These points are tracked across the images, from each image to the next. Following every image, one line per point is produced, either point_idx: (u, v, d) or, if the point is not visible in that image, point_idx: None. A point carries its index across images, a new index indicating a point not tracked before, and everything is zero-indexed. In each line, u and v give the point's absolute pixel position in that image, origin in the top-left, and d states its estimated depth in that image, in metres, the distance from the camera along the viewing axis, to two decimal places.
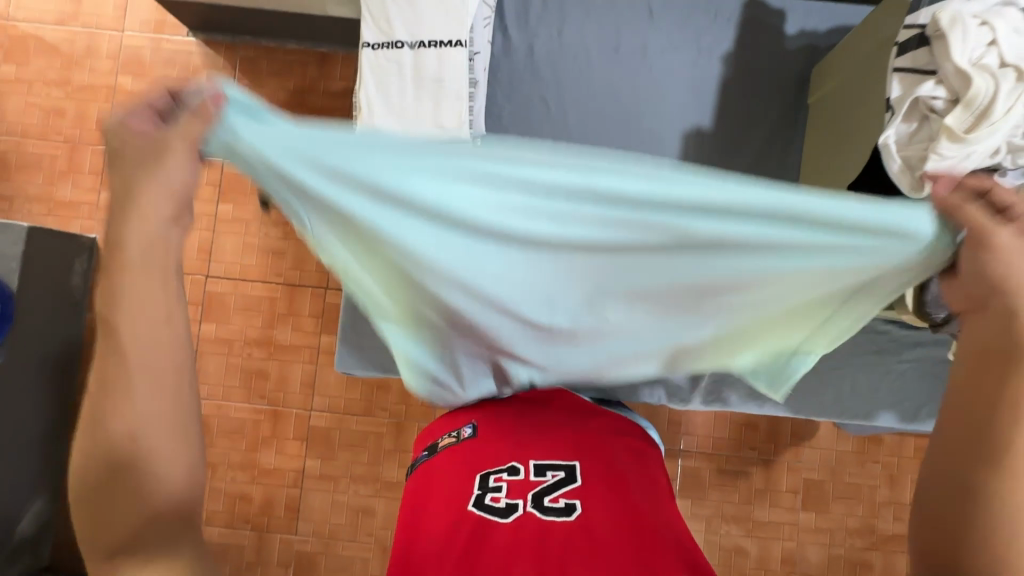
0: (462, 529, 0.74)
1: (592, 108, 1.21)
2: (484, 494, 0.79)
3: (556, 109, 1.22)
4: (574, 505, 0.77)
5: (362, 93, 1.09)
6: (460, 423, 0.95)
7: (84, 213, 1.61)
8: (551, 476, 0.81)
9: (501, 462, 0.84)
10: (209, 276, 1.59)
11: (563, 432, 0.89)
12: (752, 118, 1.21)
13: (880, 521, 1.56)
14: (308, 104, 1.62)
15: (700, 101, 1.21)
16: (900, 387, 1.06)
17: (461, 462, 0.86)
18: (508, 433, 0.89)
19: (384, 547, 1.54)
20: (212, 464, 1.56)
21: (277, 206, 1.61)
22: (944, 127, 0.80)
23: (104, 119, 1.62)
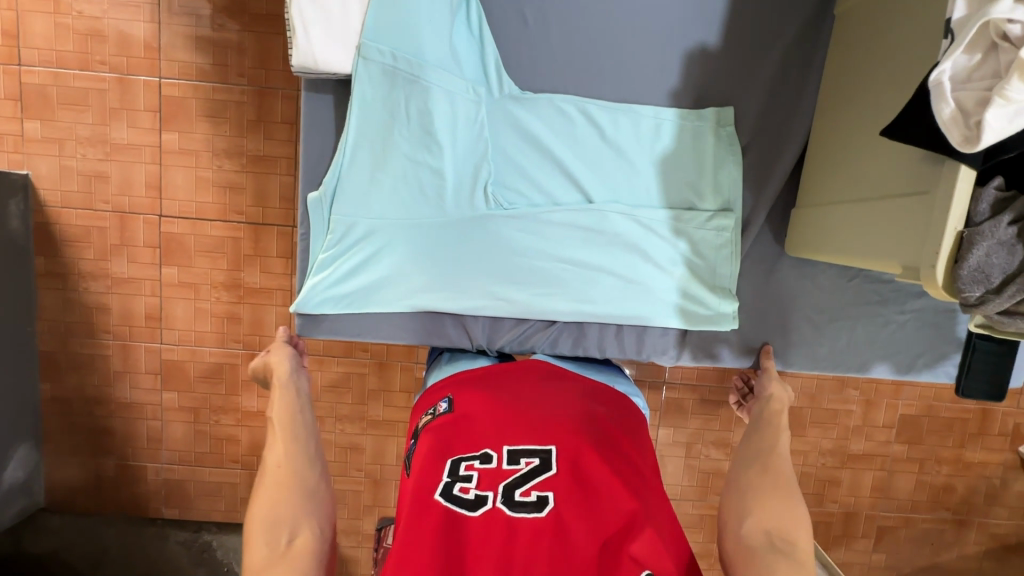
0: (428, 520, 0.73)
1: (577, 21, 0.96)
2: (453, 483, 0.77)
3: (536, 26, 0.97)
4: (545, 499, 0.75)
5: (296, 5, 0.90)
6: (437, 398, 0.93)
7: (9, 145, 1.43)
8: (524, 465, 0.79)
9: (474, 447, 0.81)
10: (163, 216, 1.46)
11: (539, 414, 0.86)
12: (772, 30, 0.98)
13: (852, 442, 1.62)
14: (250, 11, 1.39)
15: (707, 13, 0.97)
16: (898, 337, 1.07)
17: (433, 443, 0.83)
18: (483, 413, 0.86)
19: (375, 480, 1.58)
20: (193, 408, 1.54)
21: (228, 135, 1.44)
22: (1016, 63, 0.61)
23: (10, 31, 1.38)
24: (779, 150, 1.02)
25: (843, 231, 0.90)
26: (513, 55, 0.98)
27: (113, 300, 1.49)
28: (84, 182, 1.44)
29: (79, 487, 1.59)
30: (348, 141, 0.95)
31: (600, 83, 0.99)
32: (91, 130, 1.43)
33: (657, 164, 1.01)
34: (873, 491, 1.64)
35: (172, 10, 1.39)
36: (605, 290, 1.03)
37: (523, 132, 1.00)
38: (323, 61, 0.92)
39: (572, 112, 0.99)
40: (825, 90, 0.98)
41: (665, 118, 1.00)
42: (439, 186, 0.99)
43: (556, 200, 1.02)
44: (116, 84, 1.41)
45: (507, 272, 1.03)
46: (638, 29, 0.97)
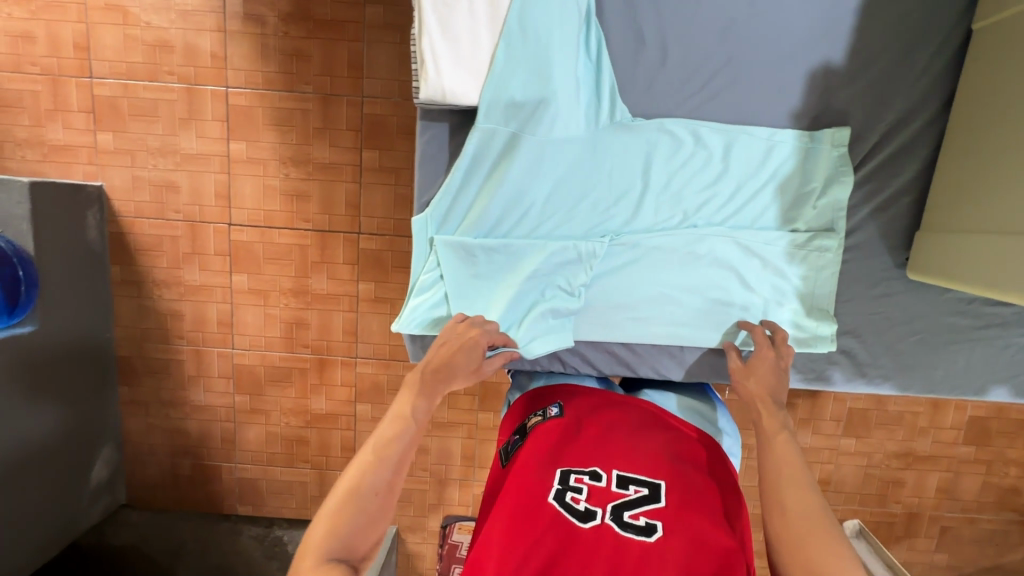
0: (538, 523, 0.78)
1: (696, 40, 0.95)
2: (565, 491, 0.82)
3: (655, 45, 0.96)
4: (654, 526, 0.77)
5: (425, 39, 0.91)
6: (546, 402, 0.99)
7: (83, 157, 1.45)
8: (633, 491, 0.81)
9: (584, 463, 0.85)
10: (232, 224, 1.48)
11: (642, 448, 0.87)
12: (877, 42, 0.96)
13: (918, 444, 1.60)
14: (315, 17, 1.38)
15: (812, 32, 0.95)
16: (1020, 360, 1.06)
17: (543, 448, 0.88)
18: (590, 431, 0.90)
19: (440, 480, 1.62)
20: (265, 411, 1.59)
21: (294, 143, 1.44)
22: None
23: (81, 43, 1.40)
24: (900, 163, 1.01)
25: (984, 254, 0.87)
26: (628, 76, 0.97)
27: (186, 307, 1.53)
28: (156, 192, 1.47)
29: (157, 485, 1.65)
30: (460, 164, 0.96)
31: (716, 103, 0.98)
32: (162, 140, 1.45)
33: (769, 186, 1.01)
34: (937, 492, 1.63)
35: (240, 19, 1.38)
36: (711, 312, 1.04)
37: (632, 156, 0.99)
38: (450, 92, 0.92)
39: (686, 135, 0.98)
40: (962, 109, 0.95)
41: (784, 137, 0.99)
42: (550, 210, 1.00)
43: (665, 223, 1.02)
44: (185, 94, 1.42)
45: (612, 296, 1.04)
46: (757, 45, 0.95)
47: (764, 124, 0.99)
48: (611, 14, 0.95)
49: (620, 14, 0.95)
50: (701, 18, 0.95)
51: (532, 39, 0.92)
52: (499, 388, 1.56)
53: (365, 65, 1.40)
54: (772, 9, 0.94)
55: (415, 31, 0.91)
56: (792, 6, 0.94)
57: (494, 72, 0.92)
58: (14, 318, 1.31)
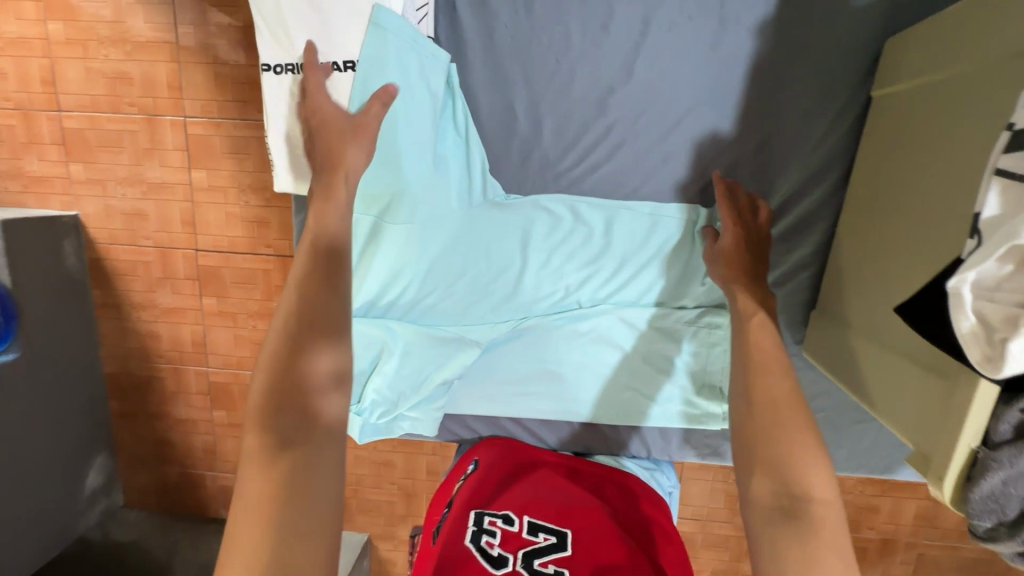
0: (454, 561, 0.82)
1: (563, 125, 1.09)
2: (480, 536, 0.86)
3: (531, 129, 1.10)
4: (559, 573, 0.80)
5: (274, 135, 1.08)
6: (466, 463, 1.10)
7: (59, 188, 1.52)
8: (543, 538, 0.86)
9: (499, 510, 0.92)
10: (199, 250, 1.53)
11: (556, 499, 0.96)
12: (775, 108, 1.05)
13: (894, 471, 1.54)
14: None
15: (715, 101, 1.05)
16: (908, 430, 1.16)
17: (464, 501, 0.96)
18: (508, 486, 0.99)
19: (407, 493, 1.67)
20: (241, 425, 1.66)
21: (252, 170, 1.46)
22: (970, 345, 0.68)
23: (48, 78, 1.44)
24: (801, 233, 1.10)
25: (872, 369, 0.94)
26: (504, 154, 1.12)
27: (163, 328, 1.60)
28: (127, 220, 1.53)
29: (151, 490, 1.77)
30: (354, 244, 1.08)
31: (584, 181, 1.12)
32: (128, 170, 1.49)
33: (647, 260, 1.11)
34: (915, 520, 1.57)
35: (191, 48, 1.39)
36: (596, 374, 1.15)
37: (510, 227, 1.12)
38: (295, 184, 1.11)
39: (562, 211, 1.11)
40: (859, 183, 1.03)
41: (658, 211, 1.10)
42: (442, 283, 1.12)
43: (550, 290, 1.13)
44: (146, 124, 1.45)
45: (506, 357, 1.17)
46: (625, 127, 1.08)
47: (644, 194, 1.11)
48: (499, 100, 1.10)
49: (504, 103, 1.10)
50: (570, 106, 1.08)
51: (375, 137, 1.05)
52: None
53: None
54: (656, 77, 1.05)
55: (268, 126, 1.08)
56: (682, 74, 1.05)
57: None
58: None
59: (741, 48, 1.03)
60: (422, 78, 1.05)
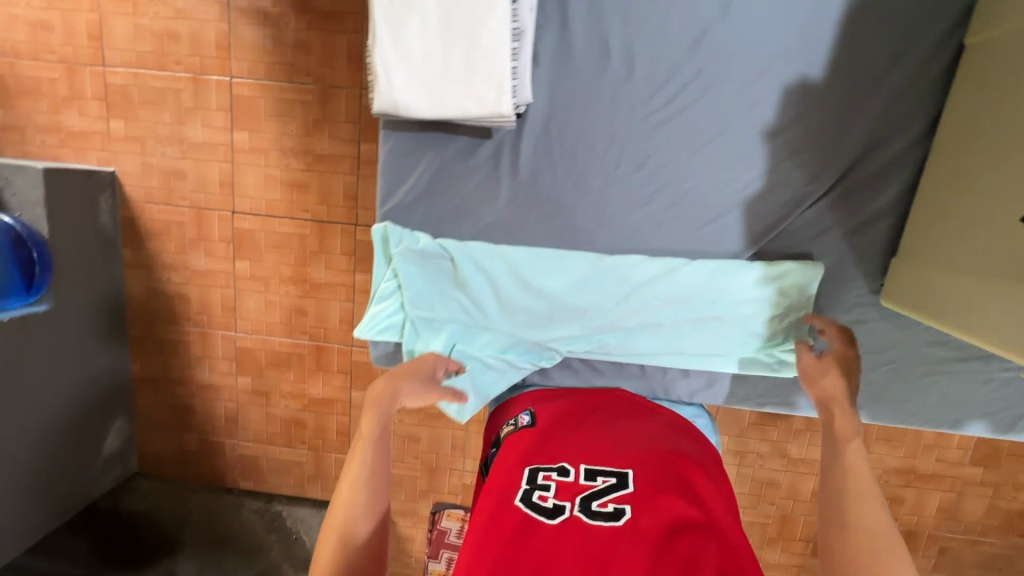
0: (506, 520, 0.78)
1: (658, 50, 0.94)
2: (532, 490, 0.83)
3: (620, 56, 0.95)
4: (622, 510, 0.78)
5: (378, 49, 0.90)
6: (519, 411, 1.03)
7: (98, 143, 1.51)
8: (601, 481, 0.83)
9: (552, 462, 0.88)
10: (235, 212, 1.53)
11: (611, 440, 0.92)
12: (871, 57, 0.93)
13: (919, 461, 1.55)
14: (315, 8, 1.38)
15: (809, 44, 0.93)
16: (999, 397, 1.03)
17: (515, 453, 0.92)
18: (560, 436, 0.94)
19: (430, 468, 1.66)
20: (265, 392, 1.65)
21: (294, 134, 1.46)
22: None
23: (95, 33, 1.44)
24: (879, 184, 0.97)
25: (956, 295, 0.85)
26: (591, 84, 0.96)
27: (192, 290, 1.59)
28: (164, 179, 1.52)
29: (167, 458, 1.75)
30: (419, 175, 1.02)
31: (680, 116, 0.96)
32: (169, 129, 1.49)
33: (739, 205, 0.99)
34: (938, 512, 1.58)
35: (242, 8, 1.40)
36: (675, 326, 1.04)
37: (585, 160, 0.99)
38: (402, 106, 0.92)
39: (647, 147, 0.98)
40: (949, 130, 0.91)
41: (754, 156, 0.97)
42: (501, 219, 1.03)
43: (625, 231, 1.02)
44: (191, 83, 1.45)
45: (573, 308, 1.04)
46: (729, 60, 0.94)
47: (731, 144, 0.97)
48: (579, 21, 0.94)
49: (587, 21, 0.94)
50: (668, 28, 0.93)
51: (485, 59, 0.89)
52: None
53: (363, 57, 1.40)
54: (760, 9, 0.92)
55: (370, 43, 0.90)
56: (772, 16, 0.92)
57: (445, 83, 0.91)
58: (32, 296, 1.39)
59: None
60: None
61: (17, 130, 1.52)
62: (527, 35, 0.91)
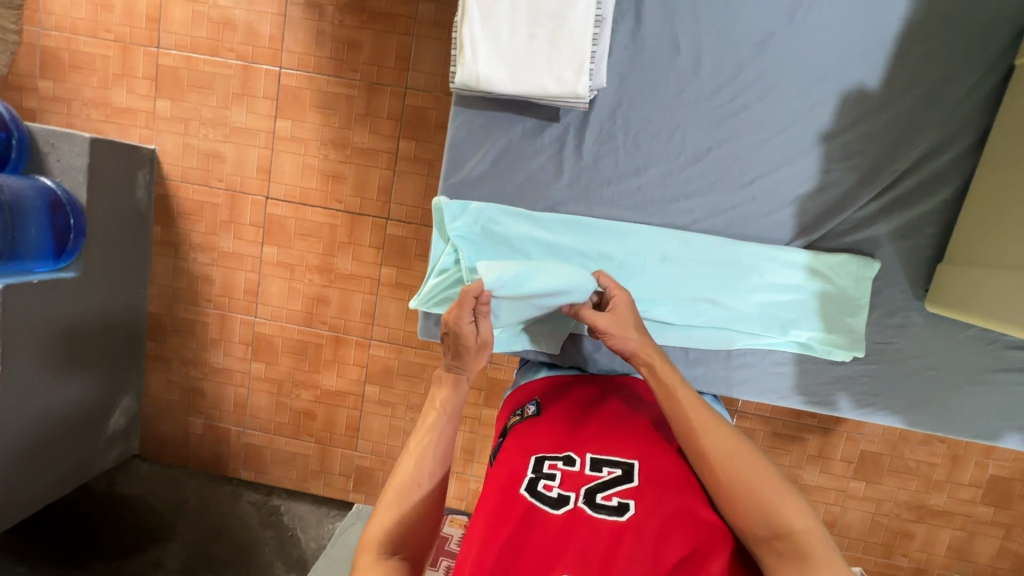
0: (511, 513, 0.76)
1: (727, 50, 0.99)
2: (537, 480, 0.81)
3: (689, 55, 1.00)
4: (626, 505, 0.76)
5: (466, 26, 0.95)
6: (525, 401, 1.01)
7: (142, 121, 1.55)
8: (607, 473, 0.81)
9: (558, 450, 0.86)
10: (269, 198, 1.55)
11: (618, 429, 0.89)
12: (917, 75, 0.97)
13: (931, 496, 1.54)
14: (369, 9, 1.44)
15: (866, 55, 0.97)
16: None
17: (521, 441, 0.89)
18: (566, 424, 0.91)
19: None
20: (278, 380, 1.64)
21: (336, 126, 1.50)
22: None
23: (153, 16, 1.50)
24: (923, 194, 1.01)
25: (992, 291, 0.89)
26: (659, 77, 1.01)
27: (217, 272, 1.60)
28: (203, 160, 1.55)
29: (169, 440, 1.72)
30: (490, 149, 1.05)
31: (742, 113, 1.01)
32: (214, 112, 1.53)
33: (792, 201, 1.03)
34: (949, 551, 1.56)
35: (299, 4, 1.46)
36: (727, 301, 1.06)
37: (646, 148, 1.03)
38: (484, 79, 0.96)
39: (708, 141, 1.02)
40: (996, 142, 0.95)
41: (807, 157, 1.01)
42: (561, 198, 1.07)
43: (681, 218, 1.05)
44: (241, 71, 1.50)
45: (627, 278, 1.06)
46: (793, 63, 0.98)
47: (788, 142, 1.01)
48: (652, 18, 0.99)
49: (659, 20, 0.99)
50: (736, 31, 0.98)
51: (569, 40, 0.94)
52: (506, 385, 1.57)
53: (411, 58, 1.45)
54: (825, 14, 0.97)
55: (457, 21, 0.96)
56: (836, 26, 0.97)
57: (528, 60, 0.95)
58: (60, 263, 1.40)
59: (893, 14, 0.96)
60: None
61: (64, 103, 1.55)
62: (608, 22, 0.96)
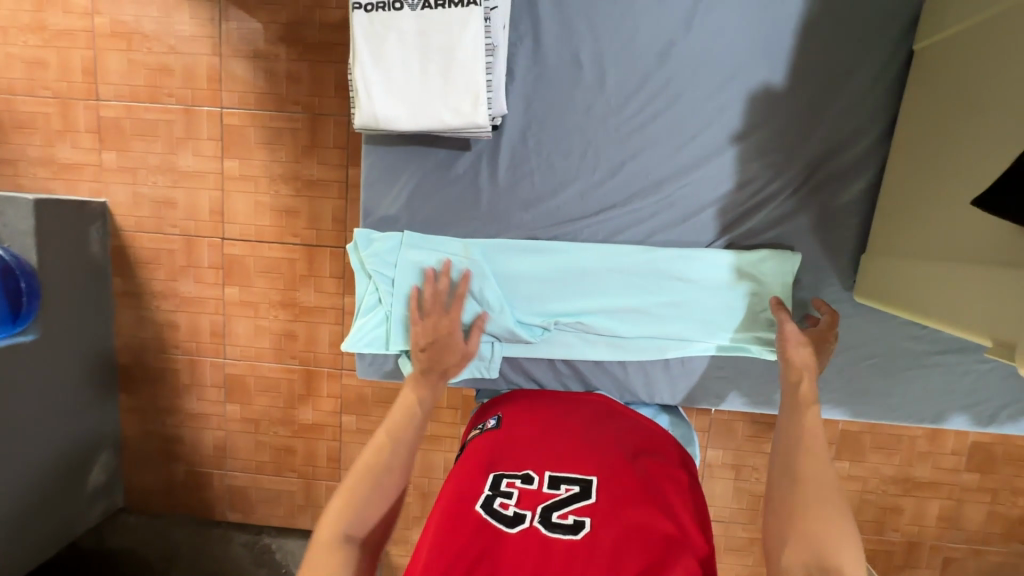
0: (463, 528, 0.75)
1: (628, 65, 1.06)
2: (494, 497, 0.80)
3: (592, 74, 1.07)
4: (582, 522, 0.76)
5: (358, 70, 0.99)
6: (487, 416, 1.01)
7: (90, 175, 1.54)
8: (564, 490, 0.81)
9: (517, 468, 0.85)
10: (226, 239, 1.54)
11: (580, 445, 0.89)
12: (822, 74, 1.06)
13: (916, 469, 1.54)
14: (304, 41, 1.44)
15: (768, 56, 1.05)
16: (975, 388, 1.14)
17: (480, 456, 0.89)
18: (526, 438, 0.91)
19: (423, 493, 1.63)
20: (255, 420, 1.63)
21: (284, 160, 1.49)
22: None
23: (89, 69, 1.49)
24: (840, 185, 1.09)
25: (913, 285, 0.95)
26: (568, 98, 1.08)
27: (181, 317, 1.59)
28: (155, 208, 1.54)
29: (152, 491, 1.71)
30: (410, 184, 1.13)
31: (649, 124, 1.08)
32: (161, 158, 1.52)
33: (710, 203, 1.10)
34: (939, 521, 1.56)
35: (233, 42, 1.45)
36: (653, 303, 1.13)
37: (562, 166, 1.10)
38: (383, 118, 1.00)
39: (620, 154, 1.09)
40: (903, 141, 1.03)
41: (718, 157, 1.08)
42: (489, 220, 1.14)
43: (605, 228, 1.12)
44: (182, 115, 1.49)
45: (555, 292, 1.14)
46: (689, 73, 1.06)
47: (697, 147, 1.08)
48: (554, 44, 1.07)
49: (561, 44, 1.06)
50: (636, 45, 1.05)
51: (460, 72, 0.97)
52: None
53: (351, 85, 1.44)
54: (713, 30, 1.04)
55: (350, 65, 1.00)
56: (729, 35, 1.04)
57: (423, 95, 0.99)
58: (17, 326, 1.39)
59: (790, 17, 1.04)
60: (485, 7, 0.97)
61: (10, 164, 1.54)
62: (500, 51, 1.00)
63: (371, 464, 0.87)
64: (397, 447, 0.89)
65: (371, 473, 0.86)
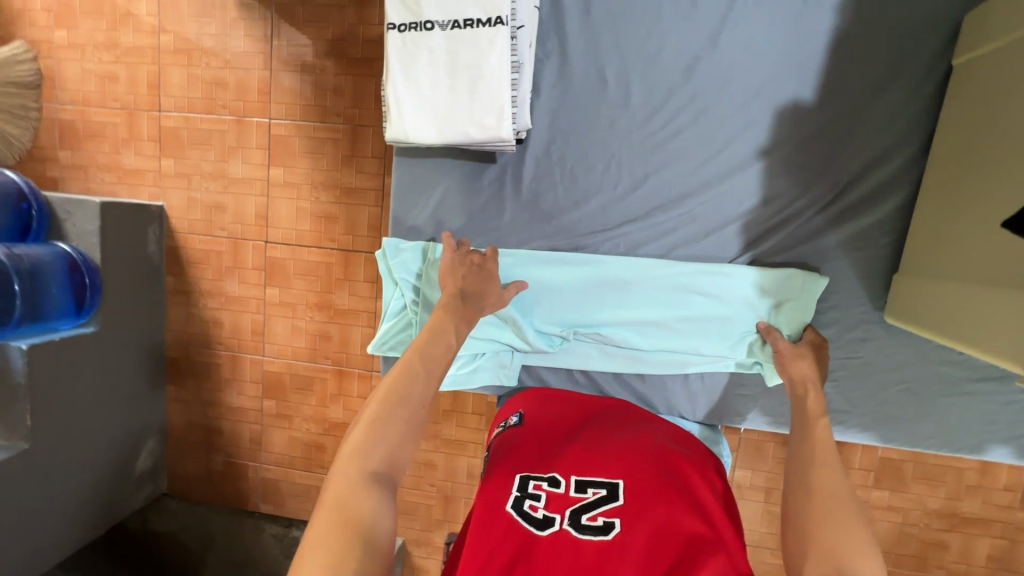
0: (496, 528, 0.76)
1: (653, 78, 1.06)
2: (524, 499, 0.81)
3: (617, 86, 1.08)
4: (612, 523, 0.77)
5: (391, 86, 1.04)
6: (509, 414, 1.03)
7: (150, 181, 1.66)
8: (591, 493, 0.81)
9: (544, 470, 0.86)
10: (269, 242, 1.62)
11: (606, 447, 0.89)
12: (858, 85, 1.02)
13: (964, 503, 1.44)
14: (347, 56, 1.51)
15: (797, 70, 1.03)
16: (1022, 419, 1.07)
17: (507, 457, 0.90)
18: (552, 441, 0.92)
19: (446, 496, 1.65)
20: (288, 416, 1.70)
21: (325, 169, 1.57)
22: None
23: (154, 83, 1.61)
24: (876, 201, 1.05)
25: (943, 304, 0.92)
26: (593, 110, 1.09)
27: (226, 315, 1.68)
28: (206, 212, 1.64)
29: (193, 478, 1.81)
30: (433, 196, 1.16)
31: (676, 137, 1.07)
32: (213, 166, 1.62)
33: (737, 217, 1.08)
34: (989, 560, 1.46)
35: (282, 57, 1.54)
36: (672, 319, 1.12)
37: (585, 178, 1.11)
38: (412, 132, 1.04)
39: (644, 166, 1.09)
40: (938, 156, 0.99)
41: (745, 170, 1.07)
42: (512, 230, 1.16)
43: (627, 239, 1.12)
44: (234, 125, 1.59)
45: (573, 304, 1.14)
46: (716, 86, 1.05)
47: (725, 160, 1.07)
48: (580, 58, 1.08)
49: (587, 57, 1.08)
50: (660, 59, 1.06)
51: (487, 87, 1.00)
52: None
53: None
54: (742, 43, 1.03)
55: (383, 81, 1.05)
56: (759, 49, 1.03)
57: (451, 110, 1.02)
58: (80, 318, 1.50)
59: (823, 28, 1.02)
60: (513, 24, 1.00)
61: (82, 170, 1.68)
62: (526, 66, 1.03)
63: (378, 412, 0.82)
64: (405, 393, 0.84)
65: (377, 420, 0.81)
